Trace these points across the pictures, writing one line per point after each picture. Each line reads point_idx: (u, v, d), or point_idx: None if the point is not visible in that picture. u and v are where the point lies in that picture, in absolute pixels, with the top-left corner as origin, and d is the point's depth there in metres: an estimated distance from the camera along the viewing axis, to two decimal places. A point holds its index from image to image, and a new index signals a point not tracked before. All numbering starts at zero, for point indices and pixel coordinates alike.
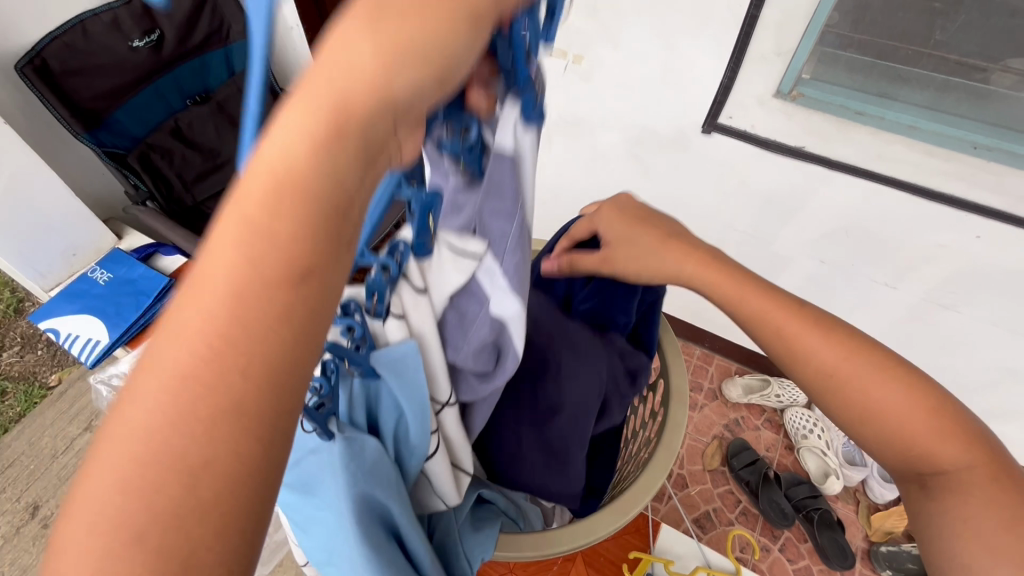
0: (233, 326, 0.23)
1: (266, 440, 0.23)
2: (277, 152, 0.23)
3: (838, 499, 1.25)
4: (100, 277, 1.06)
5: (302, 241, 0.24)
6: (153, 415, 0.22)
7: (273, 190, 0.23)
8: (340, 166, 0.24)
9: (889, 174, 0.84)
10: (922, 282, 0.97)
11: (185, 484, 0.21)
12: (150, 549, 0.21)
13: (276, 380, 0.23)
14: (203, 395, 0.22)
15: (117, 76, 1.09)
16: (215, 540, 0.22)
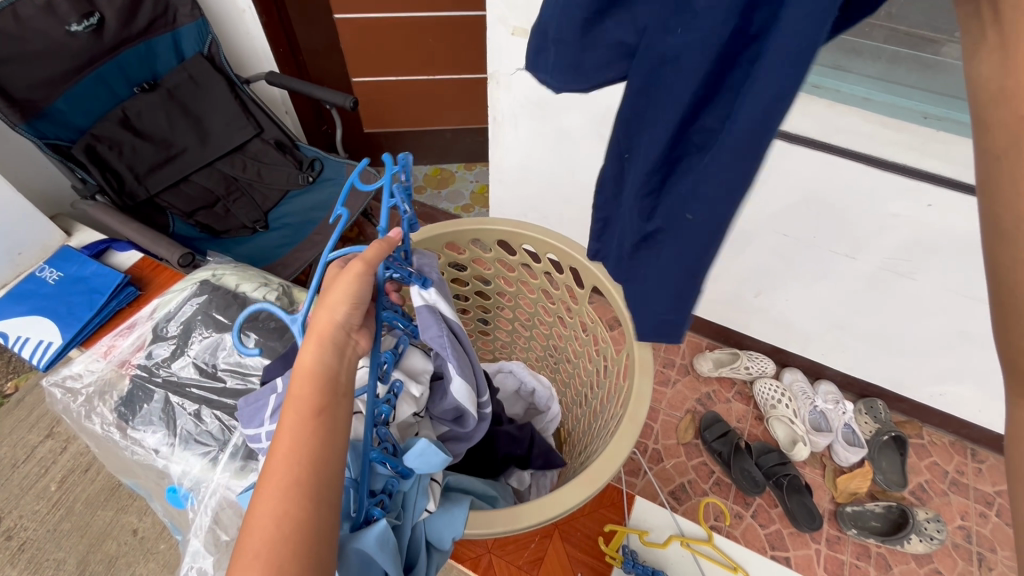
0: (298, 435, 0.47)
1: (321, 487, 0.46)
2: (307, 355, 0.50)
3: (806, 465, 1.30)
4: (49, 276, 1.01)
5: (320, 391, 0.49)
6: (268, 486, 0.45)
7: (306, 373, 0.49)
8: (334, 354, 0.51)
9: (844, 146, 0.87)
10: (878, 252, 1.00)
11: (286, 513, 0.44)
12: (274, 547, 0.43)
13: (322, 455, 0.47)
14: (289, 470, 0.45)
15: (56, 63, 1.03)
16: (303, 541, 0.44)
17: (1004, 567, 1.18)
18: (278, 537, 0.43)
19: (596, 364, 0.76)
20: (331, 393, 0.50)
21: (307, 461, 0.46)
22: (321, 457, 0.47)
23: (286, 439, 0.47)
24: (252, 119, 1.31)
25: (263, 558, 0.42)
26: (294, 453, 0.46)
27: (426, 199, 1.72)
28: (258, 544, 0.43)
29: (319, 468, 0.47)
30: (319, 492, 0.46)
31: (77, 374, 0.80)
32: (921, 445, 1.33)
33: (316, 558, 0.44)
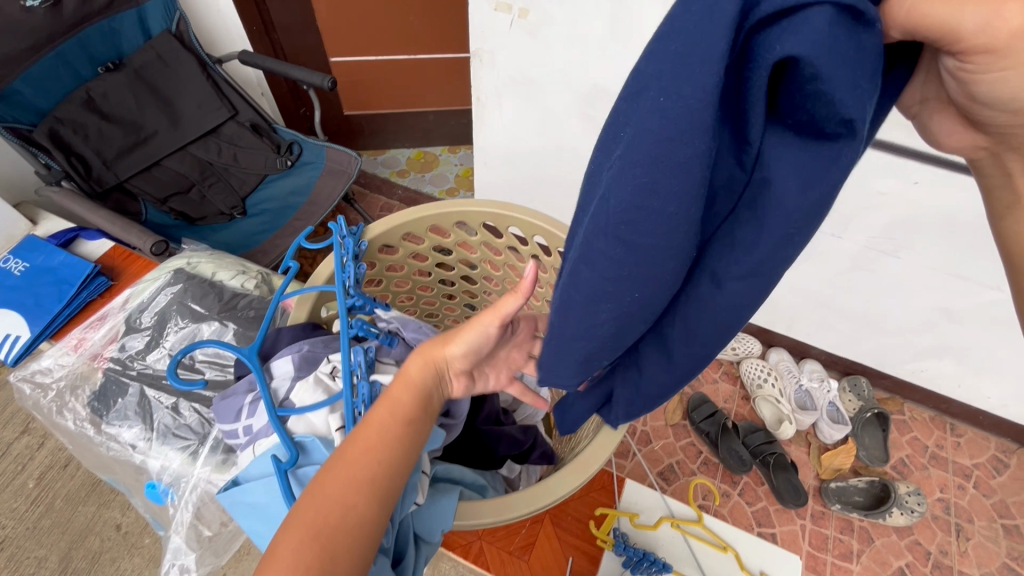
0: (386, 439, 0.46)
1: (385, 500, 0.44)
2: (415, 373, 0.51)
3: (792, 443, 1.32)
4: (15, 267, 0.96)
5: (415, 407, 0.49)
6: (343, 477, 0.43)
7: (408, 384, 0.50)
8: (434, 377, 0.51)
9: None
10: (864, 232, 1.00)
11: (350, 511, 0.42)
12: (332, 542, 0.40)
13: (399, 468, 0.46)
14: (367, 469, 0.44)
15: (12, 41, 0.97)
16: (356, 548, 0.41)
17: (981, 536, 1.22)
18: (322, 545, 0.40)
19: None
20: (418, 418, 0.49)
21: (375, 481, 0.44)
22: (387, 482, 0.45)
23: (374, 431, 0.46)
24: (226, 101, 1.25)
25: (306, 559, 0.39)
26: (368, 466, 0.44)
27: (410, 182, 1.69)
28: (319, 527, 0.40)
29: (380, 492, 0.44)
30: (370, 521, 0.43)
31: (47, 368, 0.76)
32: (902, 421, 1.35)
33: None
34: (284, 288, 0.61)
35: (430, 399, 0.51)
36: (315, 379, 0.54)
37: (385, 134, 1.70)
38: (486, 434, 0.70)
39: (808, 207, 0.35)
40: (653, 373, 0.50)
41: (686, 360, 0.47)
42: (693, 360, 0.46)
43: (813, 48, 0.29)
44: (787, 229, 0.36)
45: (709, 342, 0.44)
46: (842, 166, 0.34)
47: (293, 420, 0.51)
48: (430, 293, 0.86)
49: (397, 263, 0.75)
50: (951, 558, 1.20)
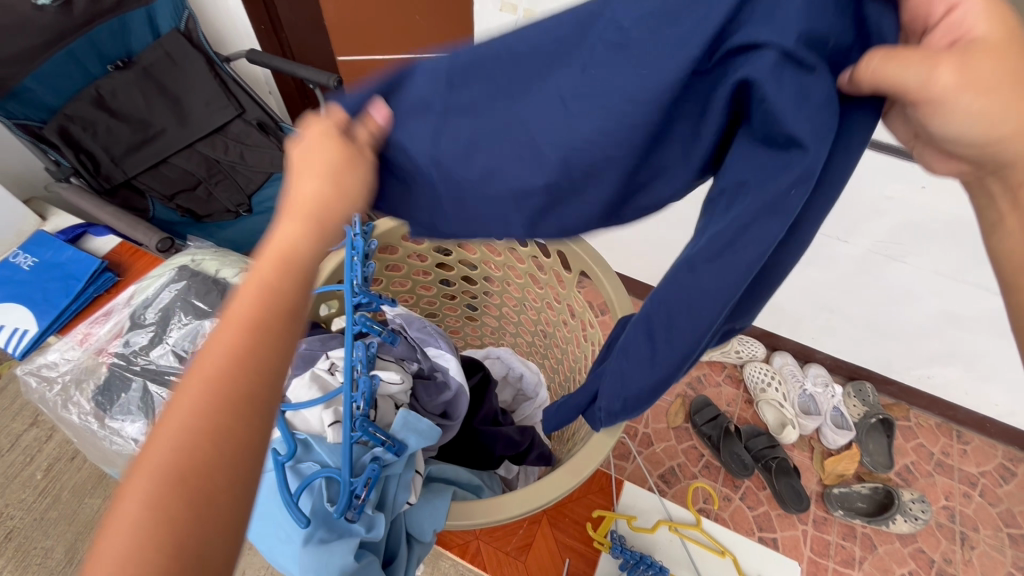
0: (259, 333, 0.36)
1: (272, 411, 0.35)
2: (289, 248, 0.40)
3: (795, 448, 1.31)
4: (23, 262, 0.97)
5: (292, 291, 0.38)
6: (205, 388, 0.33)
7: (282, 263, 0.39)
8: (312, 249, 0.41)
9: None
10: (870, 235, 0.99)
11: (221, 433, 0.33)
12: (202, 476, 0.32)
13: (285, 368, 0.37)
14: (237, 378, 0.34)
15: (23, 38, 0.98)
16: (237, 477, 0.33)
17: (986, 545, 1.21)
18: (182, 485, 0.31)
19: (582, 348, 0.74)
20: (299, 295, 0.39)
21: (250, 394, 0.35)
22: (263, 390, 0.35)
23: (237, 329, 0.35)
24: (233, 99, 1.26)
25: (162, 505, 0.31)
26: (237, 373, 0.34)
27: None
28: (177, 456, 0.32)
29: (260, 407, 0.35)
30: (249, 443, 0.34)
31: (53, 362, 0.78)
32: (908, 427, 1.34)
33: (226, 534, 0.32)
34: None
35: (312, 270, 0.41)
36: (311, 375, 0.53)
37: None
38: (483, 434, 0.71)
39: (765, 205, 0.37)
40: (638, 365, 0.47)
41: (672, 346, 0.43)
42: (678, 355, 0.43)
43: (774, 53, 0.35)
44: (747, 217, 0.37)
45: (694, 329, 0.41)
46: (792, 176, 0.36)
47: (289, 414, 0.50)
48: (431, 292, 0.85)
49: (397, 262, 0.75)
50: (955, 566, 1.18)
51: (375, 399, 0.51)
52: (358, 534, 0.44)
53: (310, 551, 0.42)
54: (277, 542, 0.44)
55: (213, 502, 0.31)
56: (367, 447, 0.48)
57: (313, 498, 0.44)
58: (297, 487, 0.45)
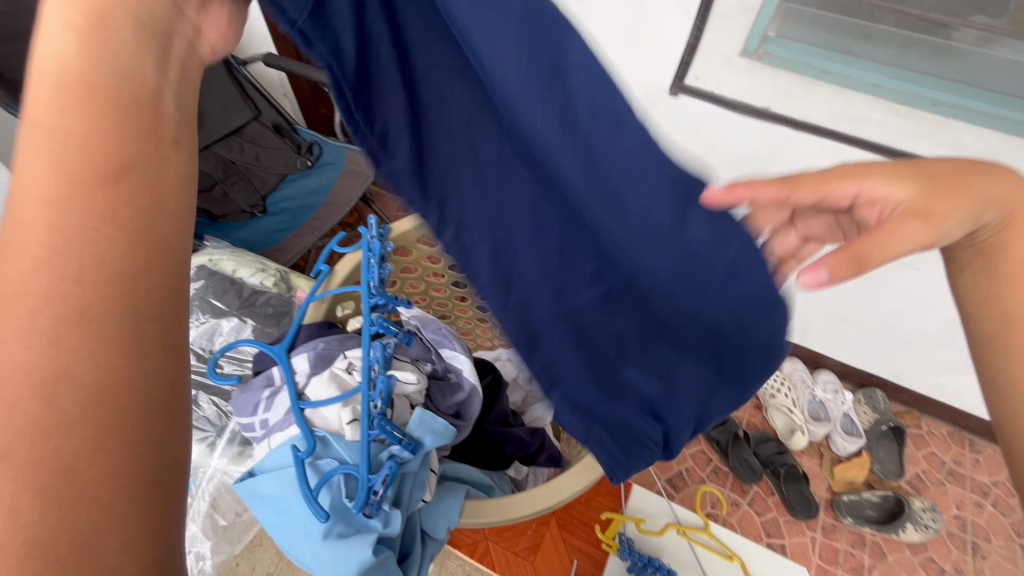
0: (84, 183, 0.29)
1: (132, 271, 0.29)
2: (74, 67, 0.31)
3: (804, 454, 1.30)
4: None
5: (102, 120, 0.31)
6: (27, 262, 0.27)
7: (76, 88, 0.30)
8: (121, 63, 0.32)
9: (851, 134, 0.85)
10: None
11: (65, 322, 0.26)
12: (31, 404, 0.25)
13: (135, 218, 0.30)
14: (72, 241, 0.28)
15: None
16: (94, 384, 0.26)
17: (998, 556, 1.19)
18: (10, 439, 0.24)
19: None
20: (114, 157, 0.30)
21: (73, 300, 0.27)
22: (90, 289, 0.27)
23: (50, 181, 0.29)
24: (249, 101, 1.20)
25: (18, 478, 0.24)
26: (55, 278, 0.27)
27: None
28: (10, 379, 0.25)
29: (91, 312, 0.27)
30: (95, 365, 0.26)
31: None
32: (919, 436, 1.33)
33: (112, 470, 0.25)
34: (314, 289, 0.60)
35: (134, 110, 0.32)
36: (330, 374, 0.54)
37: None
38: (493, 435, 0.71)
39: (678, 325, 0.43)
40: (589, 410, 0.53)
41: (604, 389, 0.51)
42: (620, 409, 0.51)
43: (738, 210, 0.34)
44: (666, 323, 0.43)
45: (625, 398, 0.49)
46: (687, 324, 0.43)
47: (309, 412, 0.52)
48: (443, 294, 0.86)
49: (410, 264, 0.76)
50: None
51: (392, 398, 0.52)
52: (376, 529, 0.45)
53: (330, 545, 0.43)
54: (298, 536, 0.45)
55: (103, 433, 0.25)
56: (385, 444, 0.49)
57: (333, 493, 0.45)
58: (316, 483, 0.46)
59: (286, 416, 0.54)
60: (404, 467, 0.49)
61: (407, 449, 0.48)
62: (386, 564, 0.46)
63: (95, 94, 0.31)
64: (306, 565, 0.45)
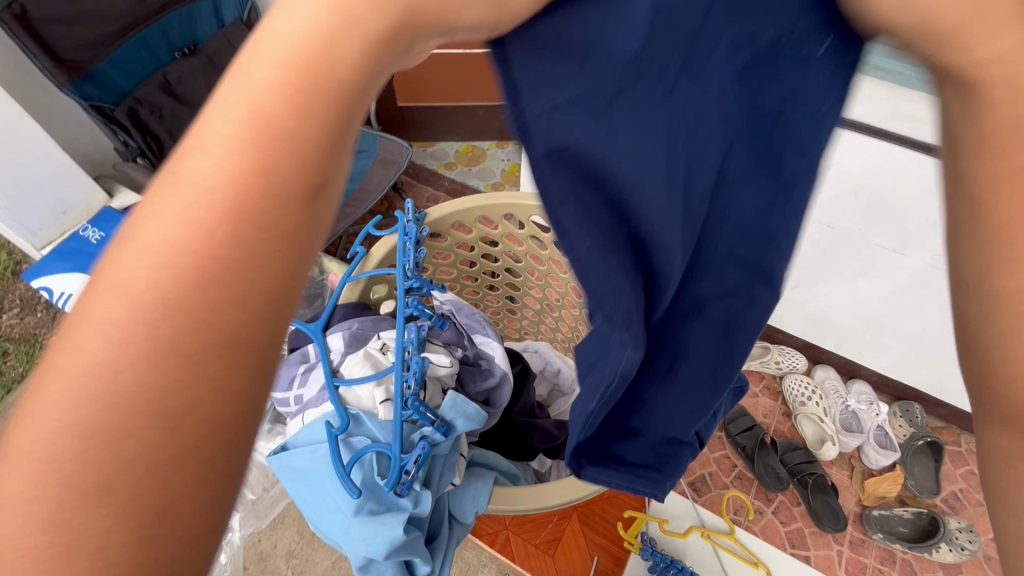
0: (247, 200, 0.22)
1: (259, 334, 0.22)
2: (317, 52, 0.23)
3: (833, 465, 1.27)
4: (92, 236, 1.05)
5: (312, 135, 0.23)
6: (167, 263, 0.21)
7: (302, 83, 0.22)
8: (345, 50, 0.23)
9: (903, 134, 0.82)
10: (931, 249, 0.94)
11: (184, 369, 0.21)
12: (140, 442, 0.20)
13: (283, 269, 0.23)
14: (213, 272, 0.21)
15: (102, 25, 1.02)
16: (213, 433, 0.21)
17: None
18: (94, 447, 0.20)
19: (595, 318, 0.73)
20: (309, 168, 0.23)
21: (213, 296, 0.21)
22: (228, 314, 0.21)
23: (235, 165, 0.22)
24: None
25: (80, 513, 0.20)
26: (178, 295, 0.21)
27: (456, 175, 1.72)
28: (103, 406, 0.20)
29: (226, 341, 0.22)
30: (218, 412, 0.21)
31: None
32: (957, 453, 1.27)
33: (175, 534, 0.21)
34: (350, 269, 0.60)
35: (345, 108, 0.23)
36: (365, 354, 0.55)
37: (435, 127, 1.75)
38: (521, 426, 0.70)
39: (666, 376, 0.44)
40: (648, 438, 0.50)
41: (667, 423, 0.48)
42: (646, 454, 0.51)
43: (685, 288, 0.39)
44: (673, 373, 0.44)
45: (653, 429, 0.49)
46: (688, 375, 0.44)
47: (343, 390, 0.52)
48: (474, 283, 0.85)
49: (444, 251, 0.76)
50: None
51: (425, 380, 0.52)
52: (407, 508, 0.45)
53: (363, 524, 0.43)
54: (329, 511, 0.46)
55: (175, 507, 0.21)
56: (416, 426, 0.49)
57: (365, 470, 0.46)
58: (349, 459, 0.46)
59: (320, 392, 0.54)
60: (438, 448, 0.49)
61: (440, 432, 0.48)
62: (417, 545, 0.46)
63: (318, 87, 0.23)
64: (336, 540, 0.46)
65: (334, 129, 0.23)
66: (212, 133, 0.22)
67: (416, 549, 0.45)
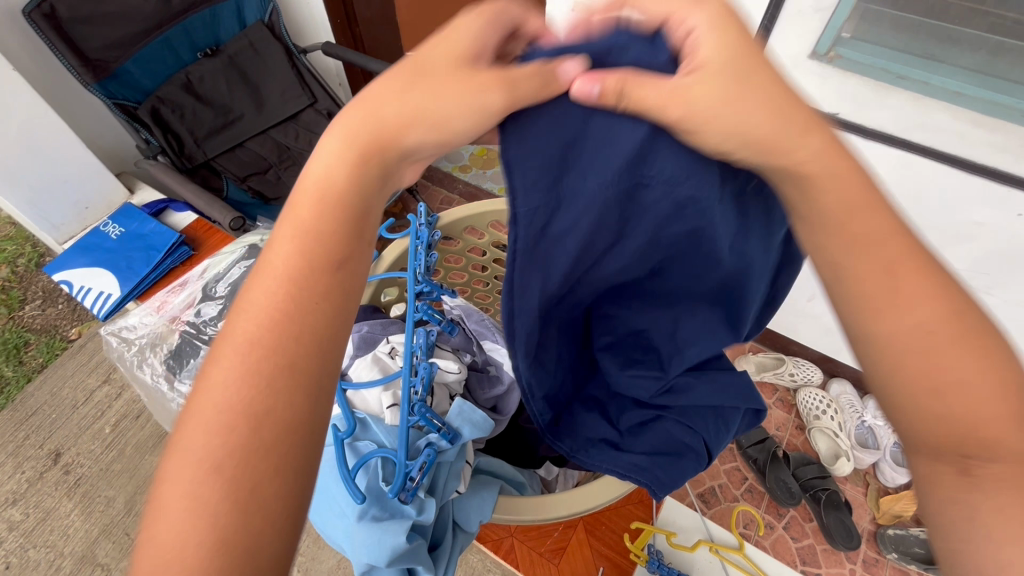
0: (304, 277, 0.38)
1: (313, 356, 0.37)
2: (332, 185, 0.40)
3: (847, 481, 1.24)
4: (112, 231, 1.06)
5: (337, 233, 0.40)
6: (259, 319, 0.37)
7: (328, 206, 0.40)
8: (347, 181, 0.40)
9: (927, 144, 0.80)
10: (953, 262, 0.92)
11: (267, 383, 0.35)
12: (242, 432, 0.34)
13: (321, 313, 0.38)
14: (286, 320, 0.37)
15: (127, 25, 1.05)
16: (284, 427, 0.35)
17: None
18: (219, 437, 0.34)
19: None
20: (338, 249, 0.39)
21: (283, 338, 0.37)
22: (290, 344, 0.37)
23: (292, 255, 0.39)
24: (308, 90, 1.32)
25: (206, 486, 0.33)
26: (263, 341, 0.36)
27: (470, 177, 1.72)
28: (219, 410, 0.35)
29: (290, 364, 0.36)
30: (284, 421, 0.35)
31: (132, 325, 0.84)
32: None
33: (260, 500, 0.33)
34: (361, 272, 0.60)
35: (358, 216, 0.41)
36: (373, 357, 0.55)
37: None
38: (528, 433, 0.71)
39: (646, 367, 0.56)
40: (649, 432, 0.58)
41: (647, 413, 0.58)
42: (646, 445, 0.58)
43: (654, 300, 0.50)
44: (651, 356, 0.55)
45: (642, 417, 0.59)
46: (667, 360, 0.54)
47: (350, 394, 0.52)
48: (484, 288, 0.84)
49: (456, 254, 0.75)
50: None
51: (433, 385, 0.52)
52: (410, 516, 0.45)
53: (366, 532, 0.43)
54: (334, 515, 0.46)
55: (261, 483, 0.33)
56: (422, 432, 0.49)
57: (370, 475, 0.46)
58: (354, 464, 0.46)
59: None
60: (443, 457, 0.49)
61: (445, 440, 0.48)
62: (419, 555, 0.45)
63: (339, 207, 0.40)
64: (340, 544, 0.46)
65: (349, 225, 0.40)
66: (280, 244, 0.39)
67: (419, 558, 0.45)
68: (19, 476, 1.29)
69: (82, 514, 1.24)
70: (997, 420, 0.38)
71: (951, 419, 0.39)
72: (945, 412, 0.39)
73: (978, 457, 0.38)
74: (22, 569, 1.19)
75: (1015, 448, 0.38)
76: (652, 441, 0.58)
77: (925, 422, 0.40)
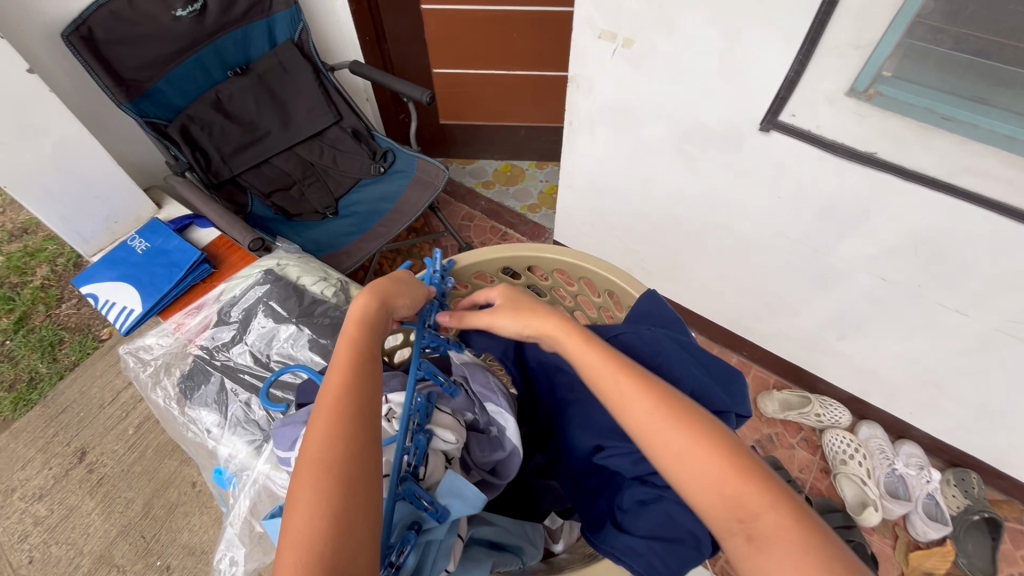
0: (360, 361, 0.51)
1: (374, 409, 0.49)
2: (361, 312, 0.54)
3: (875, 532, 1.17)
4: (138, 246, 1.08)
5: (374, 334, 0.53)
6: (332, 394, 0.48)
7: (358, 325, 0.54)
8: (369, 310, 0.55)
9: (973, 190, 0.75)
10: (998, 312, 0.86)
11: (350, 433, 0.45)
12: (344, 470, 0.43)
13: (374, 381, 0.50)
14: (352, 389, 0.48)
15: (160, 46, 1.07)
16: (368, 458, 0.45)
17: None
18: (325, 477, 0.43)
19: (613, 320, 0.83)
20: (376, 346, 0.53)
21: (353, 401, 0.48)
22: (359, 403, 0.48)
23: (347, 351, 0.51)
24: (333, 107, 1.33)
25: (324, 512, 0.41)
26: (339, 407, 0.47)
27: (493, 194, 1.71)
28: (319, 459, 0.44)
29: (362, 416, 0.47)
30: (367, 454, 0.45)
31: (150, 345, 0.85)
32: (1019, 531, 1.17)
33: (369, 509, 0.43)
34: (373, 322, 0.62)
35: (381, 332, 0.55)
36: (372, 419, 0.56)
37: (475, 145, 1.75)
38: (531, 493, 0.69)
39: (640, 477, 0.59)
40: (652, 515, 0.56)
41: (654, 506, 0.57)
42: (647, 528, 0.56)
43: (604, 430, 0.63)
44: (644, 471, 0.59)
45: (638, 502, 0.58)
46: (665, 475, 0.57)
47: None
48: None
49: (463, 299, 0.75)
50: None
51: (427, 454, 0.53)
52: None
53: None
54: None
55: (365, 498, 0.43)
56: (411, 507, 0.49)
57: None
58: None
59: None
60: (430, 534, 0.48)
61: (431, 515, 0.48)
62: None
63: (370, 319, 0.54)
64: None
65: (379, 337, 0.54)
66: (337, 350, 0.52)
67: None
68: (46, 472, 1.33)
69: (103, 513, 1.27)
70: (734, 482, 0.44)
71: (708, 485, 0.45)
72: (695, 478, 0.45)
73: (749, 518, 0.43)
74: (43, 565, 1.22)
75: (759, 500, 0.43)
76: (653, 523, 0.56)
77: (698, 496, 0.45)
